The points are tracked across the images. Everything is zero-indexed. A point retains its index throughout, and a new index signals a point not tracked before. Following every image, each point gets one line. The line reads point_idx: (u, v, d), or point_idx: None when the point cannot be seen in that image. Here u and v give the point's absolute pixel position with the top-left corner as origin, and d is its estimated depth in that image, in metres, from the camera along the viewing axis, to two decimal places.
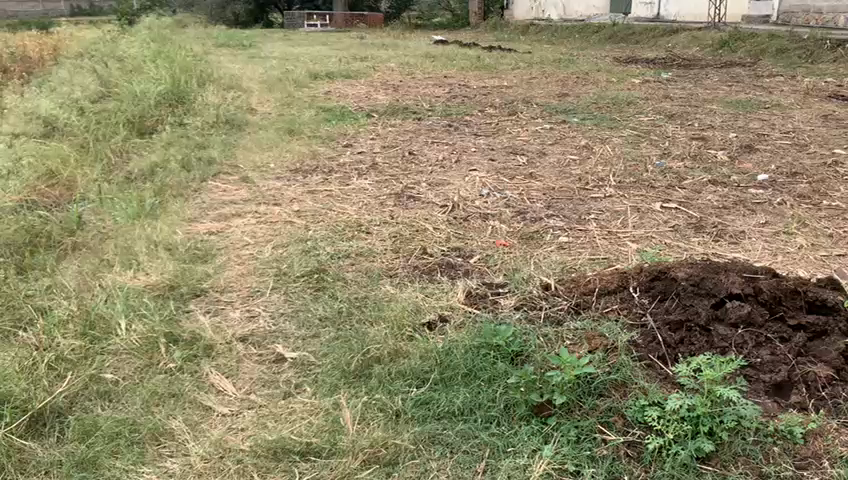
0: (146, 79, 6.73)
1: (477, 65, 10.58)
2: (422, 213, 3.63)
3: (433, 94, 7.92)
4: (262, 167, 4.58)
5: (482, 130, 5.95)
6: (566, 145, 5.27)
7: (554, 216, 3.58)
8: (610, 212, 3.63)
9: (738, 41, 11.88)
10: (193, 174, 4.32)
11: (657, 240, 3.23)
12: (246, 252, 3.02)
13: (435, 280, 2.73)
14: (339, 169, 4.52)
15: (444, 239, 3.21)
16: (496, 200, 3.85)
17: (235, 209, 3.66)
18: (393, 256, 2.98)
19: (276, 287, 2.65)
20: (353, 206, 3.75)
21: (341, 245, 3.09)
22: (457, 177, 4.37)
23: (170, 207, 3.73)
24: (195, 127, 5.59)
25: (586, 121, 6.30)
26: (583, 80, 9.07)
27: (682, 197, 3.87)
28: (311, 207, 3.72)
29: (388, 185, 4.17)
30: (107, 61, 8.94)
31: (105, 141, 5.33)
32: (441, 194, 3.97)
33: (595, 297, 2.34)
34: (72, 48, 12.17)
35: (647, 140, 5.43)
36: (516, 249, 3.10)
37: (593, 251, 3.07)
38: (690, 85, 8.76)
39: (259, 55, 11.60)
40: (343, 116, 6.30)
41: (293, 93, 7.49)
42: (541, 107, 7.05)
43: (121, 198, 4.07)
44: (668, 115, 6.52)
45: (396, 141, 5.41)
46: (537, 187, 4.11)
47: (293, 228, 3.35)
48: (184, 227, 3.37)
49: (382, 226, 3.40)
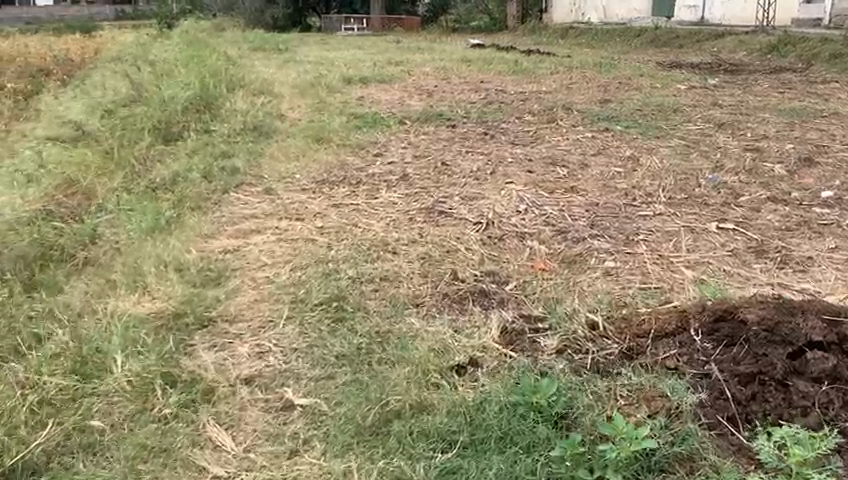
0: (175, 84, 6.57)
1: (515, 70, 10.29)
2: (454, 231, 3.36)
3: (469, 99, 7.66)
4: (287, 177, 4.35)
5: (520, 138, 5.66)
6: (609, 156, 4.96)
7: (599, 237, 3.27)
8: (661, 233, 3.32)
9: (789, 45, 11.40)
10: (215, 185, 4.11)
11: (714, 268, 2.91)
12: (262, 274, 2.77)
13: (466, 311, 2.46)
14: (368, 181, 4.27)
15: (478, 263, 2.93)
16: (535, 217, 3.57)
17: (255, 224, 3.43)
18: (421, 282, 2.72)
19: (291, 317, 2.40)
20: (380, 222, 3.49)
21: (365, 267, 2.83)
22: (492, 191, 4.09)
23: (188, 220, 3.52)
24: (222, 134, 5.40)
25: (630, 129, 5.97)
26: (626, 86, 8.74)
27: (739, 216, 3.54)
28: (335, 222, 3.48)
29: (418, 199, 3.90)
30: (140, 65, 8.83)
31: (129, 149, 5.15)
32: (475, 209, 3.69)
33: (649, 340, 2.04)
34: (109, 51, 12.16)
35: (696, 151, 5.09)
36: (557, 276, 2.81)
37: (643, 279, 2.77)
38: (738, 91, 8.35)
39: (293, 59, 11.46)
40: (375, 123, 6.07)
41: (325, 98, 7.28)
42: (582, 114, 6.73)
43: (138, 209, 3.87)
44: (718, 123, 6.16)
45: (429, 150, 5.15)
46: (579, 202, 3.81)
47: (314, 246, 3.10)
48: (198, 244, 3.14)
49: (409, 246, 3.14)
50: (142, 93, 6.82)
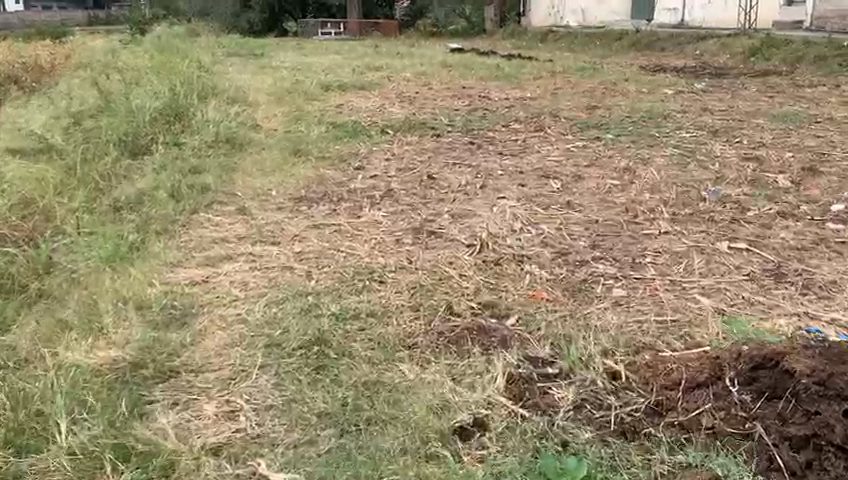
0: (144, 93, 6.24)
1: (497, 75, 10.07)
2: (444, 255, 3.08)
3: (452, 106, 7.41)
4: (262, 194, 4.05)
5: (509, 148, 5.40)
6: (603, 167, 4.71)
7: (603, 260, 3.01)
8: (669, 254, 3.06)
9: (772, 47, 11.27)
10: (184, 204, 3.80)
11: (732, 295, 2.66)
12: (234, 311, 2.47)
13: (465, 353, 2.18)
14: (350, 198, 3.98)
15: (473, 293, 2.65)
16: (532, 237, 3.30)
17: (226, 250, 3.13)
18: (412, 317, 2.43)
19: (266, 366, 2.10)
20: (364, 245, 3.21)
21: (349, 301, 2.54)
22: (484, 207, 3.81)
23: (153, 245, 3.20)
24: (192, 147, 5.07)
25: (621, 137, 5.74)
26: (613, 91, 8.54)
27: (751, 234, 3.29)
28: (315, 246, 3.18)
29: (405, 218, 3.63)
30: (109, 72, 8.47)
31: (93, 164, 4.83)
32: (466, 229, 3.42)
33: (680, 392, 1.79)
34: (80, 58, 11.76)
35: (694, 161, 4.85)
36: (562, 307, 2.54)
37: (658, 310, 2.51)
38: (727, 96, 8.16)
39: (270, 65, 11.16)
40: (356, 133, 5.78)
41: (302, 107, 6.98)
42: (570, 121, 6.49)
43: (99, 234, 3.55)
44: (711, 130, 5.95)
45: (414, 163, 4.88)
46: (577, 220, 3.55)
47: (292, 276, 2.80)
48: (162, 275, 2.83)
49: (397, 274, 2.85)
50: (109, 103, 6.48)
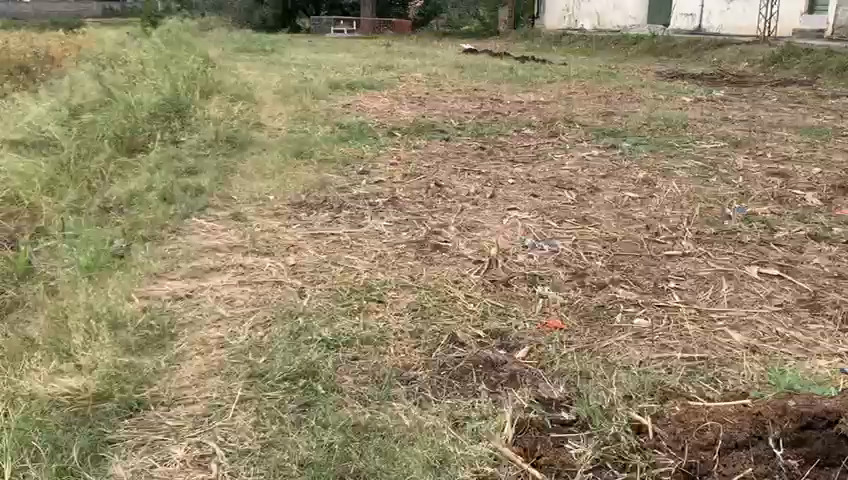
0: (145, 87, 6.02)
1: (510, 77, 9.82)
2: (450, 272, 2.85)
3: (463, 109, 7.18)
4: (259, 199, 3.83)
5: (521, 155, 5.17)
6: (620, 178, 4.47)
7: (622, 284, 2.77)
8: (694, 279, 2.83)
9: (793, 56, 10.99)
10: (175, 208, 3.58)
11: (765, 329, 2.42)
12: (215, 334, 2.25)
13: (469, 392, 1.94)
14: (352, 205, 3.76)
15: (480, 318, 2.42)
16: (544, 255, 3.06)
17: (214, 261, 2.90)
18: (411, 346, 2.20)
19: (245, 401, 1.88)
20: (364, 259, 2.98)
21: (344, 325, 2.31)
22: (493, 219, 3.58)
23: (137, 253, 2.98)
24: (190, 145, 4.86)
25: (639, 146, 5.49)
26: (629, 97, 8.29)
27: (781, 258, 3.05)
28: (311, 259, 2.96)
29: (409, 229, 3.40)
30: (112, 65, 8.26)
31: (86, 160, 4.61)
32: (474, 244, 3.18)
33: (716, 453, 1.61)
34: (87, 49, 11.57)
35: (715, 175, 4.61)
36: (578, 339, 2.30)
37: (685, 346, 2.27)
38: (748, 105, 7.90)
39: (278, 62, 10.94)
40: (362, 135, 5.57)
41: (308, 105, 6.76)
42: (585, 128, 6.25)
43: (83, 237, 3.32)
44: (733, 141, 5.71)
45: (421, 168, 4.65)
46: (593, 236, 3.32)
47: (283, 292, 2.57)
48: (143, 288, 2.60)
49: (398, 293, 2.62)
50: (108, 97, 6.26)
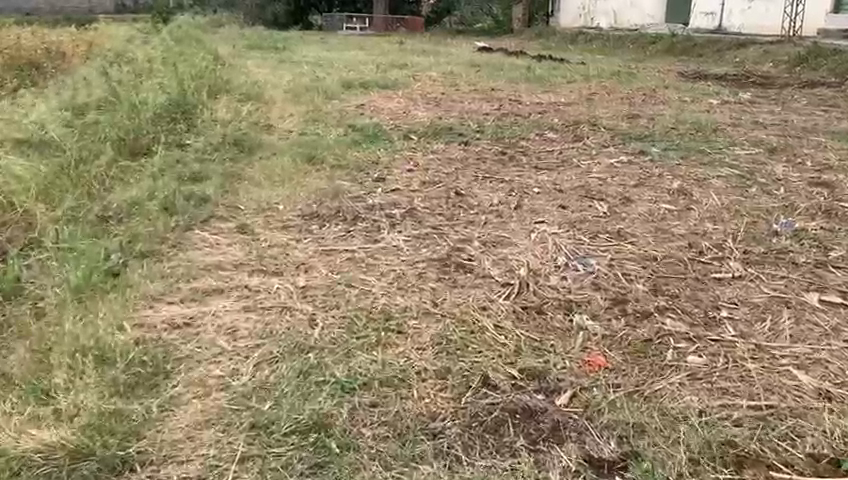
0: (150, 87, 5.77)
1: (528, 77, 9.52)
2: (476, 297, 2.57)
3: (481, 110, 6.90)
4: (267, 208, 3.57)
5: (545, 161, 4.89)
6: (653, 187, 4.18)
7: (669, 313, 2.49)
8: (748, 308, 2.55)
9: (820, 57, 10.64)
10: (178, 220, 3.33)
11: (836, 368, 2.14)
12: (214, 372, 1.98)
13: (507, 450, 1.70)
14: (367, 216, 3.50)
15: (514, 354, 2.15)
16: (579, 276, 2.79)
17: (217, 282, 2.64)
18: (437, 389, 1.94)
19: (249, 459, 1.64)
20: (381, 280, 2.71)
21: (360, 362, 2.04)
22: (520, 234, 3.31)
23: (133, 272, 2.72)
24: (197, 149, 4.62)
25: (669, 152, 5.20)
26: (653, 98, 7.99)
27: (842, 282, 2.76)
28: (322, 279, 2.69)
29: (429, 245, 3.13)
30: (118, 63, 8.02)
31: (87, 163, 4.36)
32: (501, 263, 2.91)
33: None
34: (97, 46, 11.33)
35: (754, 185, 4.32)
36: (625, 381, 2.04)
37: (749, 392, 2.01)
38: (778, 108, 7.58)
39: (290, 59, 10.68)
40: (377, 138, 5.31)
41: (320, 106, 6.50)
42: (612, 131, 5.96)
43: (77, 250, 3.06)
44: (769, 148, 5.41)
45: (440, 175, 4.38)
46: (630, 255, 3.04)
47: (293, 321, 2.30)
48: (137, 315, 2.34)
49: (420, 322, 2.35)
50: (113, 96, 6.01)
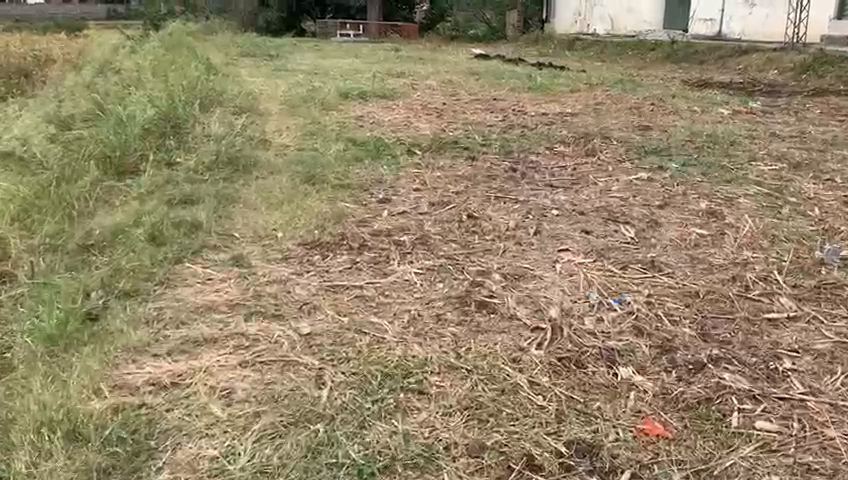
0: (139, 100, 5.46)
1: (530, 86, 9.25)
2: (505, 344, 2.27)
3: (485, 122, 6.61)
4: (265, 236, 3.26)
5: (559, 178, 4.59)
6: (679, 208, 3.88)
7: (726, 363, 2.19)
8: (813, 356, 2.25)
9: (826, 64, 10.40)
10: (166, 252, 3.02)
11: None
12: (207, 451, 1.69)
13: None
14: (375, 245, 3.19)
15: (556, 421, 1.86)
16: (616, 318, 2.48)
17: (209, 329, 2.32)
18: (471, 472, 1.66)
19: None
20: (394, 324, 2.40)
21: (377, 437, 1.75)
22: (544, 264, 3.00)
23: (115, 316, 2.41)
24: (188, 170, 4.31)
25: (688, 168, 4.91)
26: (661, 108, 7.72)
27: None
28: (329, 324, 2.38)
29: (445, 279, 2.82)
30: (106, 73, 7.69)
31: (68, 183, 4.05)
32: (528, 300, 2.60)
33: None
34: (86, 53, 11.00)
35: (786, 205, 4.02)
36: (689, 455, 1.76)
37: (836, 468, 1.73)
38: (792, 118, 7.31)
39: (285, 67, 10.38)
40: (379, 154, 5.01)
41: (318, 118, 6.19)
42: (624, 144, 5.68)
43: (53, 286, 2.75)
44: (792, 162, 5.12)
45: (450, 195, 4.08)
46: (669, 290, 2.73)
47: (297, 380, 1.99)
48: (117, 373, 2.03)
49: (444, 377, 2.04)
50: (99, 109, 5.69)
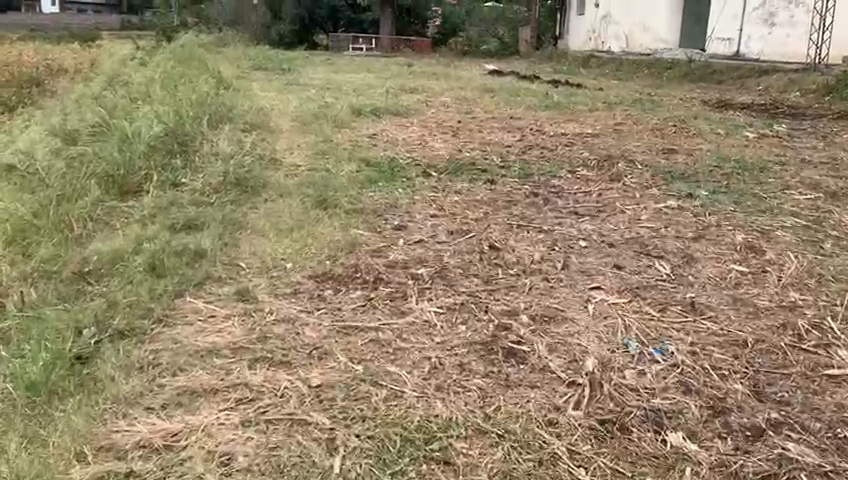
0: (146, 115, 5.27)
1: (547, 104, 9.03)
2: (538, 401, 2.04)
3: (503, 142, 6.38)
4: (273, 267, 3.04)
5: (583, 205, 4.35)
6: (715, 241, 3.63)
7: (789, 428, 1.96)
8: None
9: None
10: (166, 284, 2.80)
11: None
12: None
13: None
14: (391, 278, 2.96)
15: None
16: (659, 372, 2.23)
17: (208, 377, 2.10)
18: None
19: None
20: (413, 374, 2.16)
21: None
22: (575, 304, 2.76)
23: (106, 360, 2.19)
24: (193, 191, 4.11)
25: (719, 196, 4.66)
26: (683, 130, 7.48)
27: None
28: (341, 374, 2.14)
29: (468, 319, 2.59)
30: (115, 84, 7.53)
31: (67, 201, 3.85)
32: (560, 347, 2.37)
33: None
34: (97, 63, 10.88)
35: (829, 241, 3.76)
36: None
37: None
38: (821, 143, 7.03)
39: (297, 82, 10.21)
40: (393, 175, 4.78)
41: (330, 136, 5.99)
42: (649, 169, 5.43)
43: (42, 320, 2.54)
44: (828, 192, 4.85)
45: (470, 222, 3.85)
46: (715, 337, 2.49)
47: (305, 446, 1.78)
48: (103, 432, 1.82)
49: (472, 443, 1.82)
50: (105, 122, 5.50)
